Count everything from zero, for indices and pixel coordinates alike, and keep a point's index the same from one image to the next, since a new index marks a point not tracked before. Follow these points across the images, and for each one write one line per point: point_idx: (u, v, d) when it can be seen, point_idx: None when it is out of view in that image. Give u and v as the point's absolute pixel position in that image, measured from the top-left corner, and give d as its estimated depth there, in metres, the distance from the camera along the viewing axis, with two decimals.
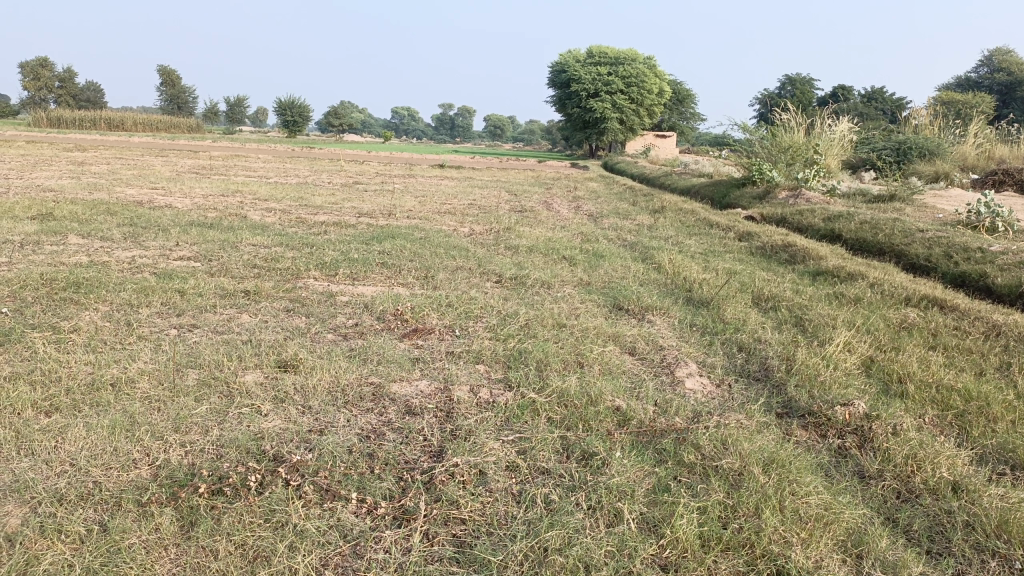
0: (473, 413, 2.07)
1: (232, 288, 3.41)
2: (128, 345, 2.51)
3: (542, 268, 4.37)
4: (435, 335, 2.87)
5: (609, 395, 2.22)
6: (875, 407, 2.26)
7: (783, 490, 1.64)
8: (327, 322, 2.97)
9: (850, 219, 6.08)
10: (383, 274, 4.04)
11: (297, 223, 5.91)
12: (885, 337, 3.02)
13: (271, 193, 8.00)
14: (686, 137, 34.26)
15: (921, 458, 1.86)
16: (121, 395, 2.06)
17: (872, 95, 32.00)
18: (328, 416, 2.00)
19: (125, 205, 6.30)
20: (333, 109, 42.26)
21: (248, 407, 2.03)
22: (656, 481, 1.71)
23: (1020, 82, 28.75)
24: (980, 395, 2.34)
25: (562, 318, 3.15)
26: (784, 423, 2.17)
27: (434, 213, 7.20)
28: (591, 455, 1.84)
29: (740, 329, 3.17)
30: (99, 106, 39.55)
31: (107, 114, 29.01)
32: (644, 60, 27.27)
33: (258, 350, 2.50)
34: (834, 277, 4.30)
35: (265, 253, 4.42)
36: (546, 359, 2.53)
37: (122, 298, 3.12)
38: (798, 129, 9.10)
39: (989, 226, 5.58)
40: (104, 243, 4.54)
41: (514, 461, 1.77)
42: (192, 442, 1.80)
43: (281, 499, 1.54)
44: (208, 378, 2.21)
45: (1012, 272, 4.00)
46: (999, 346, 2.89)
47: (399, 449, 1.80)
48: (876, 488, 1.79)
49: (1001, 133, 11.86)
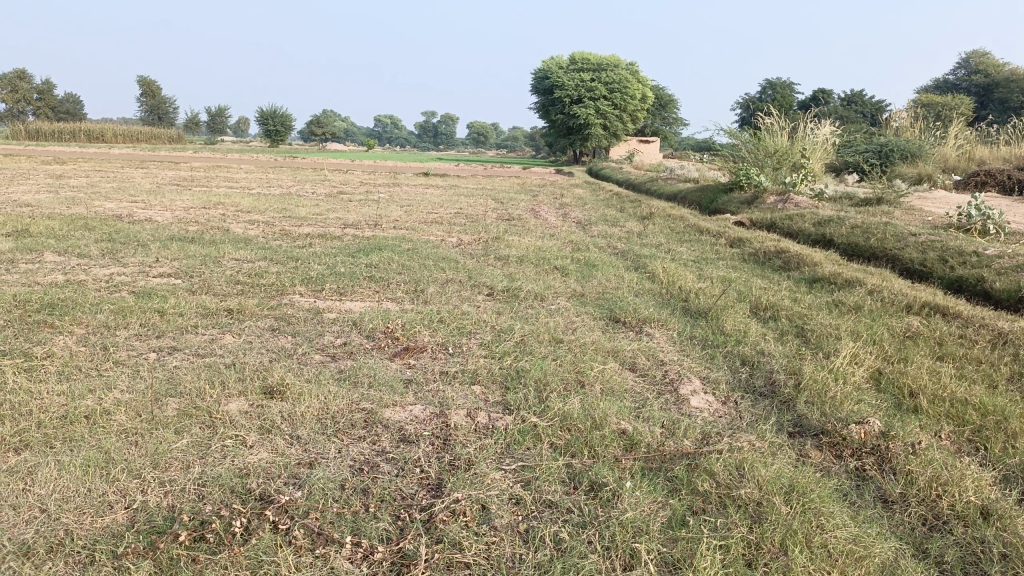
0: (472, 441, 1.95)
1: (215, 307, 3.27)
2: (104, 372, 2.38)
3: (534, 279, 4.27)
4: (428, 354, 2.76)
5: (614, 418, 2.10)
6: (890, 424, 2.17)
7: (807, 524, 1.55)
8: (314, 342, 2.84)
9: (841, 223, 6.02)
10: (371, 288, 3.92)
11: (281, 236, 5.78)
12: (892, 348, 2.93)
13: (253, 205, 7.86)
14: (670, 142, 34.38)
15: (946, 480, 1.77)
16: (96, 429, 1.93)
17: (851, 97, 32.20)
18: (318, 447, 1.88)
19: (103, 220, 6.13)
20: (315, 117, 42.02)
21: (232, 439, 1.91)
22: (672, 514, 1.61)
23: (996, 83, 29.11)
24: (996, 408, 2.25)
25: (558, 332, 3.04)
26: (797, 443, 2.08)
27: (420, 223, 7.08)
28: (601, 485, 1.73)
29: (742, 341, 3.06)
30: (78, 117, 39.16)
31: (86, 125, 28.72)
32: (627, 66, 27.34)
33: (242, 374, 2.38)
34: (831, 284, 4.22)
35: (248, 267, 4.29)
36: (545, 379, 2.43)
37: (99, 320, 2.98)
38: (784, 133, 9.06)
39: (981, 228, 5.53)
40: (82, 261, 4.39)
41: (519, 493, 1.67)
42: (172, 480, 1.68)
43: (269, 546, 1.43)
44: (189, 408, 2.08)
45: (1010, 277, 3.94)
46: (1008, 354, 2.81)
47: (394, 483, 1.68)
48: (901, 514, 1.69)
49: (982, 132, 11.91)
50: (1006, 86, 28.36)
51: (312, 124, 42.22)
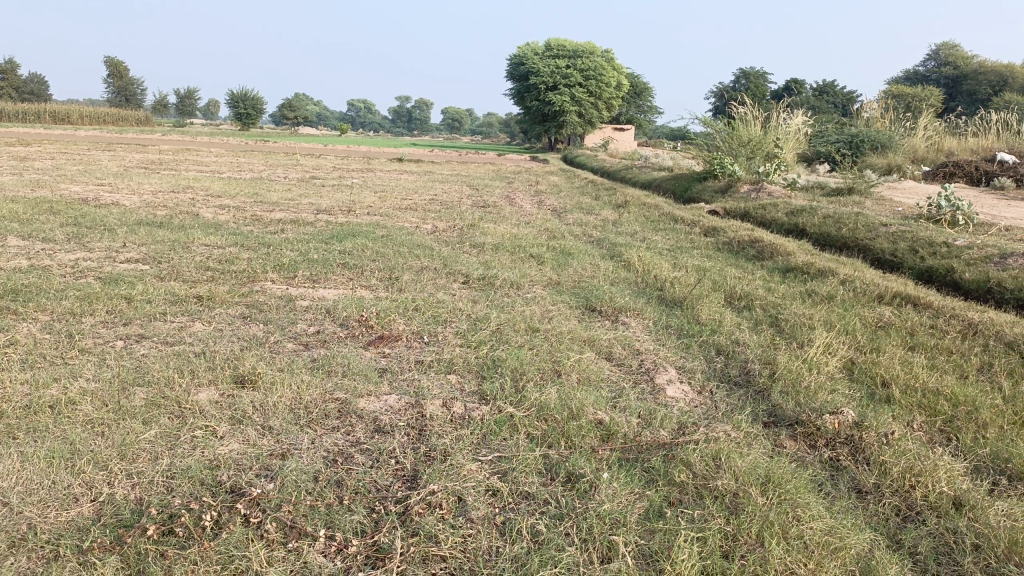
0: (448, 431, 1.93)
1: (184, 294, 3.21)
2: (69, 360, 2.32)
3: (510, 267, 4.24)
4: (403, 342, 2.72)
5: (590, 408, 2.09)
6: (864, 414, 2.18)
7: (784, 515, 1.55)
8: (287, 330, 2.80)
9: (813, 213, 6.06)
10: (345, 275, 3.87)
11: (253, 221, 5.69)
12: (864, 338, 2.95)
13: (225, 189, 7.73)
14: (644, 129, 34.43)
15: (919, 471, 1.78)
16: (61, 420, 1.88)
17: (824, 88, 32.45)
18: (290, 438, 1.85)
19: (69, 203, 5.99)
20: (288, 100, 41.45)
21: (202, 429, 1.87)
22: (649, 505, 1.60)
23: (965, 75, 29.54)
24: (967, 399, 2.27)
25: (534, 321, 3.02)
26: (772, 433, 2.08)
27: (395, 209, 7.03)
28: (578, 477, 1.72)
29: (717, 331, 3.07)
30: (42, 97, 38.35)
31: (51, 106, 28.14)
32: (602, 53, 27.29)
33: (212, 363, 2.33)
34: (804, 274, 4.25)
35: (219, 253, 4.21)
36: (521, 368, 2.41)
37: (64, 307, 2.91)
38: (758, 123, 9.10)
39: (950, 219, 5.59)
40: (46, 245, 4.28)
41: (495, 484, 1.65)
42: (140, 472, 1.64)
43: (240, 540, 1.39)
44: (157, 398, 2.03)
45: (979, 267, 3.99)
46: (978, 345, 2.84)
47: (369, 475, 1.66)
48: (876, 505, 1.70)
49: (950, 124, 12.08)
50: (974, 78, 28.79)
51: (284, 108, 41.66)
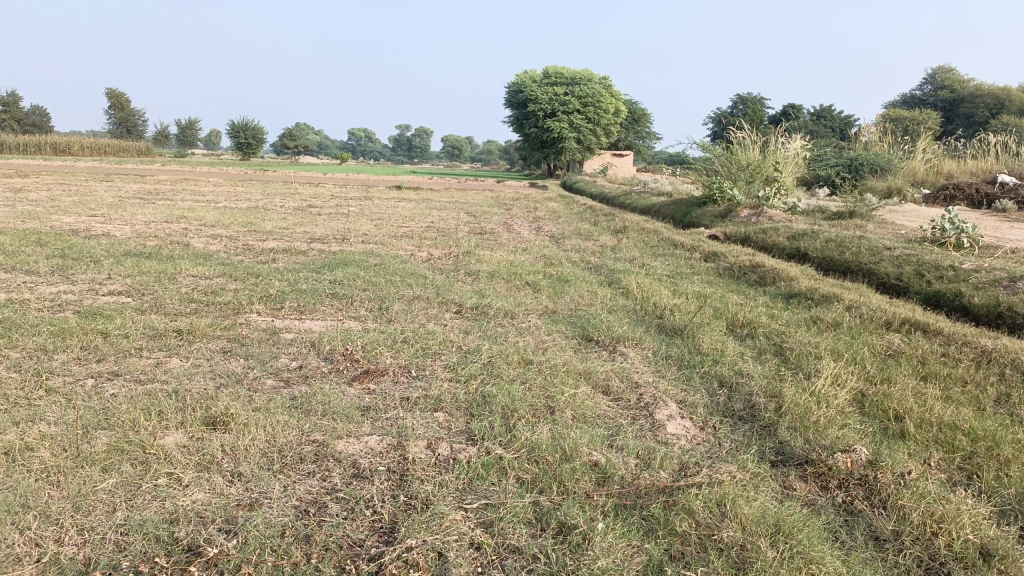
0: (431, 476, 1.79)
1: (164, 327, 3.08)
2: (33, 401, 2.19)
3: (504, 295, 4.12)
4: (389, 377, 2.59)
5: (585, 448, 1.96)
6: (878, 452, 2.04)
7: (795, 572, 1.42)
8: (268, 365, 2.67)
9: (815, 237, 5.94)
10: (333, 306, 3.74)
11: (244, 251, 5.59)
12: (874, 368, 2.81)
13: (218, 219, 7.64)
14: (643, 155, 34.55)
15: (942, 517, 1.64)
16: (14, 469, 1.75)
17: (821, 112, 32.59)
18: (260, 485, 1.71)
19: (58, 234, 5.90)
20: (288, 130, 41.70)
21: (166, 477, 1.73)
22: (647, 561, 1.47)
23: (962, 99, 29.70)
24: (986, 434, 2.13)
25: (528, 353, 2.88)
26: (780, 473, 1.94)
27: (390, 236, 6.92)
28: (570, 528, 1.58)
29: (719, 361, 2.93)
30: (43, 129, 38.63)
31: (53, 138, 28.36)
32: (600, 80, 27.45)
33: (183, 403, 2.19)
34: (808, 299, 4.12)
35: (205, 284, 4.10)
36: (513, 405, 2.27)
37: (35, 343, 2.78)
38: (755, 146, 9.03)
39: (955, 242, 5.46)
40: (29, 278, 4.17)
41: (480, 537, 1.51)
42: (92, 527, 1.50)
43: None
44: (120, 442, 1.89)
45: (989, 291, 3.86)
46: (994, 374, 2.70)
47: (342, 528, 1.52)
48: (895, 556, 1.57)
49: (950, 146, 12.03)
50: (971, 101, 28.89)
51: (285, 138, 41.97)
